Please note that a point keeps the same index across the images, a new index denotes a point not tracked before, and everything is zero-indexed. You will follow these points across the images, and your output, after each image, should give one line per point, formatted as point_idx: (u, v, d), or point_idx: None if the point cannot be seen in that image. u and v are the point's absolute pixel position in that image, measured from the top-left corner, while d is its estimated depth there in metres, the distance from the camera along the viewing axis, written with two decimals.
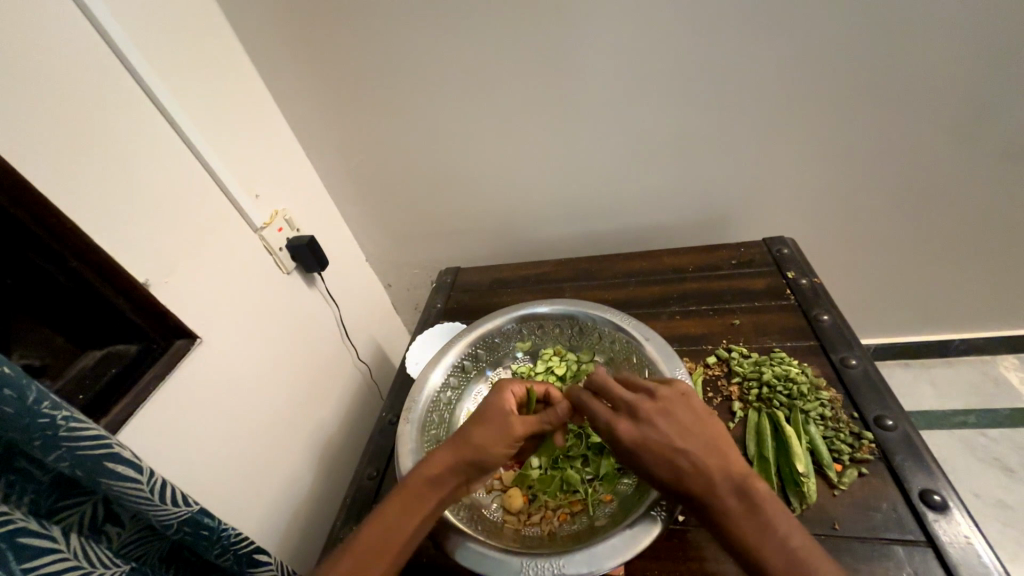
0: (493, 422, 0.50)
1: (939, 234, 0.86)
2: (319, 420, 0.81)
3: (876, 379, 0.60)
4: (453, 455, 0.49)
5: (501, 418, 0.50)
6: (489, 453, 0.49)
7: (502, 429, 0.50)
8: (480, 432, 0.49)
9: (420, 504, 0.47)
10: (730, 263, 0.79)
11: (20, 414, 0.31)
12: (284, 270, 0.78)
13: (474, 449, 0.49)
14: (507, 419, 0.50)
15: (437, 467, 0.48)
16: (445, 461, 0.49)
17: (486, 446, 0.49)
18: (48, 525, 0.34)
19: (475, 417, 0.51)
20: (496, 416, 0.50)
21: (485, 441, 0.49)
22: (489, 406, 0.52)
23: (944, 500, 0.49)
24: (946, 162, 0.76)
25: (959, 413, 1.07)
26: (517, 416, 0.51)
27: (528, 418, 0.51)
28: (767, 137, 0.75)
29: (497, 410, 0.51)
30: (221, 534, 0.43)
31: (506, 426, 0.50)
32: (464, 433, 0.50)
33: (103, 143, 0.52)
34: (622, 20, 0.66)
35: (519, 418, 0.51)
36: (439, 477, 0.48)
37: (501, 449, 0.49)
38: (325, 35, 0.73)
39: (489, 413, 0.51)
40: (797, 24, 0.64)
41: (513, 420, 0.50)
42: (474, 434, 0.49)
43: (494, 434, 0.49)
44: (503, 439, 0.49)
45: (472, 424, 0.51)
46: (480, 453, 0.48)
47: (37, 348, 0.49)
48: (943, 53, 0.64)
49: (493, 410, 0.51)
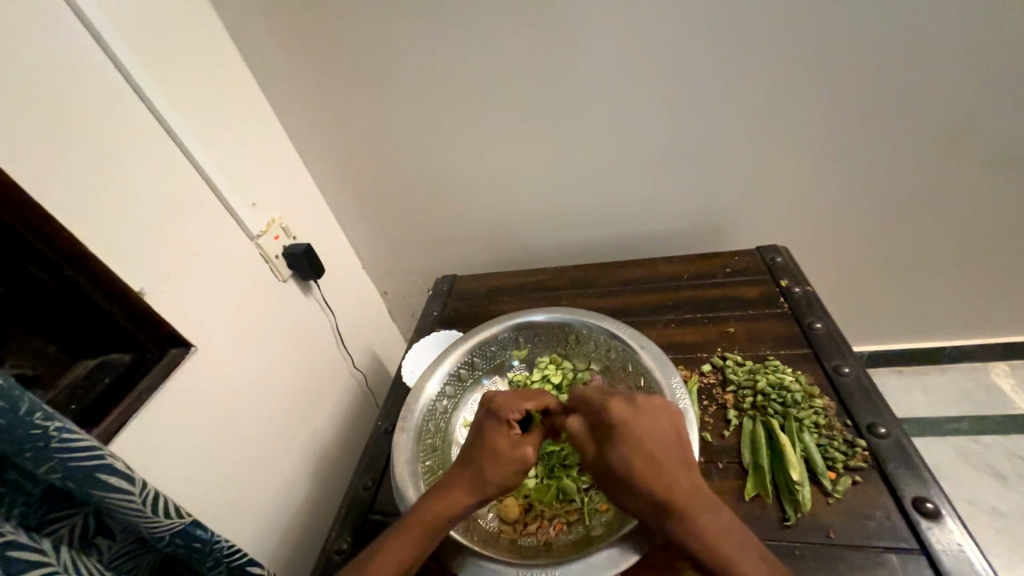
0: (509, 458, 0.50)
1: (930, 242, 0.87)
2: (314, 428, 0.81)
3: (868, 386, 0.60)
4: (474, 494, 0.49)
5: (517, 453, 0.51)
6: (506, 487, 0.50)
7: (518, 463, 0.50)
8: (497, 469, 0.50)
9: (434, 538, 0.48)
10: (725, 271, 0.80)
11: (13, 424, 0.30)
12: (280, 278, 0.78)
13: (492, 487, 0.50)
14: (519, 450, 0.51)
15: (458, 507, 0.49)
16: (463, 500, 0.49)
17: (505, 483, 0.50)
18: (37, 537, 0.33)
19: (489, 451, 0.50)
20: (512, 452, 0.51)
21: (500, 477, 0.50)
22: (499, 438, 0.51)
23: (937, 508, 0.49)
24: (935, 172, 0.77)
25: (952, 420, 1.08)
26: (529, 445, 0.52)
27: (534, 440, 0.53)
28: (760, 147, 0.76)
29: (510, 444, 0.51)
30: (215, 547, 0.43)
31: (522, 461, 0.51)
32: (482, 471, 0.50)
33: (98, 150, 0.52)
34: (617, 31, 0.67)
35: (531, 446, 0.51)
36: (457, 515, 0.49)
37: (515, 481, 0.51)
38: (323, 43, 0.74)
39: (503, 445, 0.51)
40: (788, 36, 0.65)
41: (528, 452, 0.51)
42: (492, 471, 0.50)
43: (512, 469, 0.50)
44: (518, 472, 0.51)
45: (487, 460, 0.50)
46: (497, 489, 0.50)
47: (27, 357, 0.49)
48: (930, 65, 0.65)
49: (505, 443, 0.51)
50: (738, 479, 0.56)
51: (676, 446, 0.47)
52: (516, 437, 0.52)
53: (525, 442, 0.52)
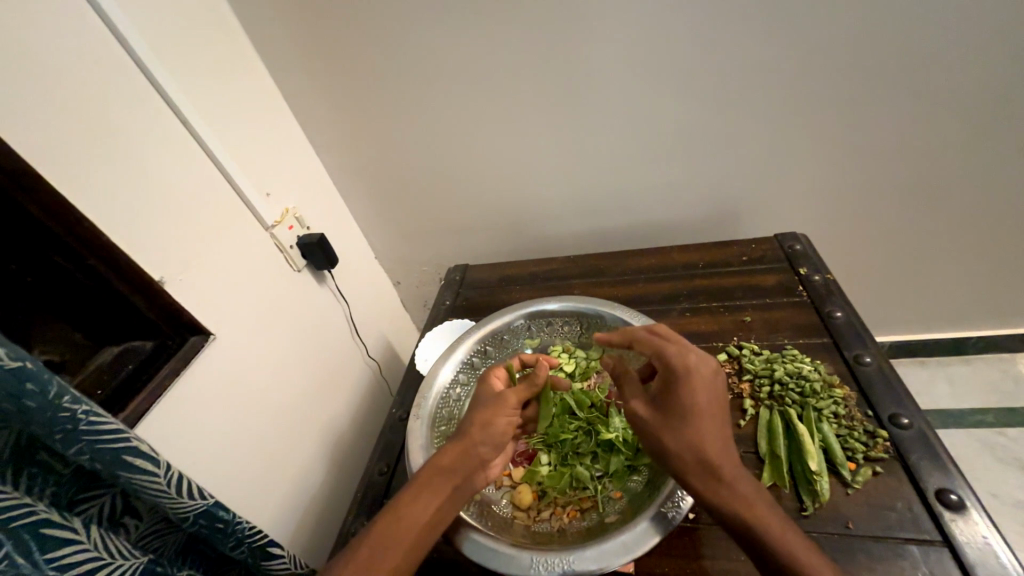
0: (490, 404, 0.53)
1: (956, 229, 0.84)
2: (330, 416, 0.82)
3: (891, 377, 0.59)
4: (464, 440, 0.51)
5: (495, 398, 0.54)
6: (493, 430, 0.52)
7: (500, 406, 0.53)
8: (481, 412, 0.53)
9: (436, 493, 0.48)
10: (741, 259, 0.78)
11: (42, 408, 0.31)
12: (295, 268, 0.79)
13: (477, 430, 0.51)
14: (504, 398, 0.54)
15: (450, 454, 0.50)
16: (460, 449, 0.50)
17: (489, 424, 0.52)
18: (69, 516, 0.35)
19: (474, 403, 0.55)
20: (490, 398, 0.54)
21: (489, 420, 0.52)
22: (481, 393, 0.56)
23: (961, 500, 0.48)
24: (963, 157, 0.74)
25: (977, 412, 1.05)
26: (510, 391, 0.55)
27: (522, 389, 0.56)
28: (777, 133, 0.74)
29: (490, 393, 0.55)
30: (236, 528, 0.44)
31: (503, 403, 0.54)
32: (467, 419, 0.53)
33: (117, 144, 0.53)
34: (631, 15, 0.66)
35: (513, 393, 0.55)
36: (453, 465, 0.50)
37: (503, 423, 0.53)
38: (334, 32, 0.74)
39: (489, 396, 0.55)
40: (809, 17, 0.63)
41: (507, 395, 0.54)
42: (475, 414, 0.53)
43: (495, 412, 0.53)
44: (503, 414, 0.53)
45: (473, 409, 0.54)
46: (484, 432, 0.51)
47: (55, 344, 0.50)
48: (960, 44, 0.63)
49: (487, 393, 0.56)
50: (754, 469, 0.56)
51: (705, 395, 0.46)
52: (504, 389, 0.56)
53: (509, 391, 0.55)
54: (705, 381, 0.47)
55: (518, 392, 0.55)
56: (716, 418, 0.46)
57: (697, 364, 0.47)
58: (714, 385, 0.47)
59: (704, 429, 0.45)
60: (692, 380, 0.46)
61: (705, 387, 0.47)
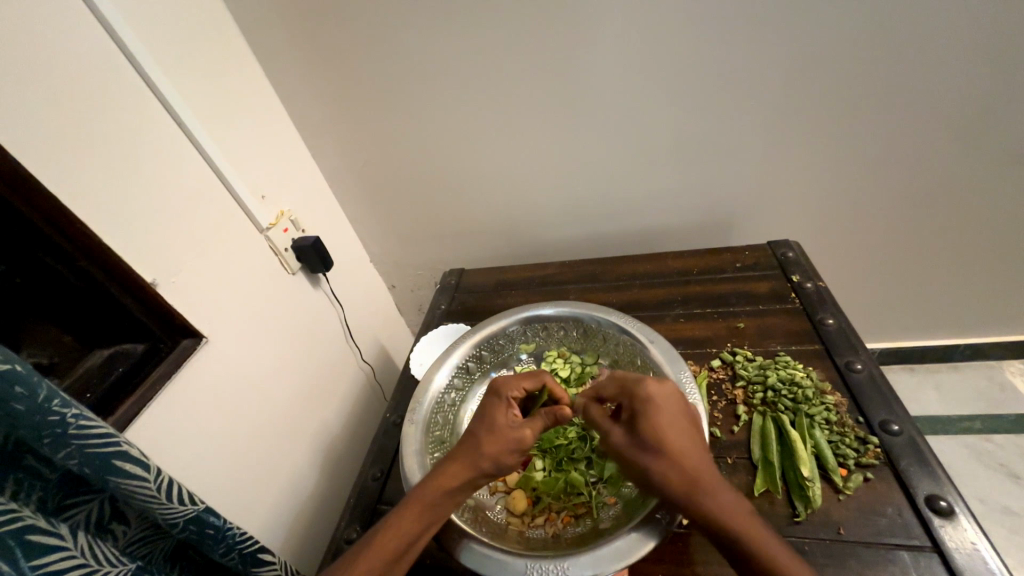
0: (503, 434, 0.50)
1: (944, 238, 0.86)
2: (323, 419, 0.81)
3: (881, 383, 0.60)
4: (469, 470, 0.49)
5: (511, 427, 0.51)
6: (501, 464, 0.50)
7: (516, 443, 0.50)
8: (488, 441, 0.50)
9: (432, 517, 0.48)
10: (734, 266, 0.79)
11: (31, 411, 0.31)
12: (288, 270, 0.78)
13: (486, 463, 0.49)
14: (516, 431, 0.51)
15: (452, 480, 0.49)
16: (461, 476, 0.49)
17: (498, 457, 0.50)
18: (56, 522, 0.34)
19: (485, 424, 0.51)
20: (504, 427, 0.51)
21: (496, 454, 0.50)
22: (496, 414, 0.52)
23: (950, 506, 0.49)
24: (952, 167, 0.75)
25: (965, 418, 1.06)
26: (524, 426, 0.52)
27: (535, 424, 0.53)
28: (771, 141, 0.75)
29: (505, 421, 0.52)
30: (227, 534, 0.44)
31: (516, 438, 0.51)
32: (473, 446, 0.50)
33: (109, 144, 0.53)
34: (628, 23, 0.66)
35: (528, 428, 0.52)
36: (455, 487, 0.49)
37: (511, 461, 0.50)
38: (330, 36, 0.74)
39: (499, 421, 0.51)
40: (803, 28, 0.64)
41: (523, 433, 0.51)
42: (486, 445, 0.50)
43: (506, 447, 0.50)
44: (512, 451, 0.50)
45: (482, 434, 0.51)
46: (492, 465, 0.49)
47: (43, 347, 0.50)
48: (947, 56, 0.64)
49: (503, 416, 0.52)
50: (747, 475, 0.56)
51: (682, 414, 0.47)
52: (516, 419, 0.52)
53: (524, 424, 0.52)
54: (668, 400, 0.48)
55: (532, 425, 0.52)
56: (695, 445, 0.46)
57: (659, 392, 0.48)
58: (681, 409, 0.48)
59: (688, 447, 0.45)
60: (662, 406, 0.47)
61: (672, 411, 0.47)
